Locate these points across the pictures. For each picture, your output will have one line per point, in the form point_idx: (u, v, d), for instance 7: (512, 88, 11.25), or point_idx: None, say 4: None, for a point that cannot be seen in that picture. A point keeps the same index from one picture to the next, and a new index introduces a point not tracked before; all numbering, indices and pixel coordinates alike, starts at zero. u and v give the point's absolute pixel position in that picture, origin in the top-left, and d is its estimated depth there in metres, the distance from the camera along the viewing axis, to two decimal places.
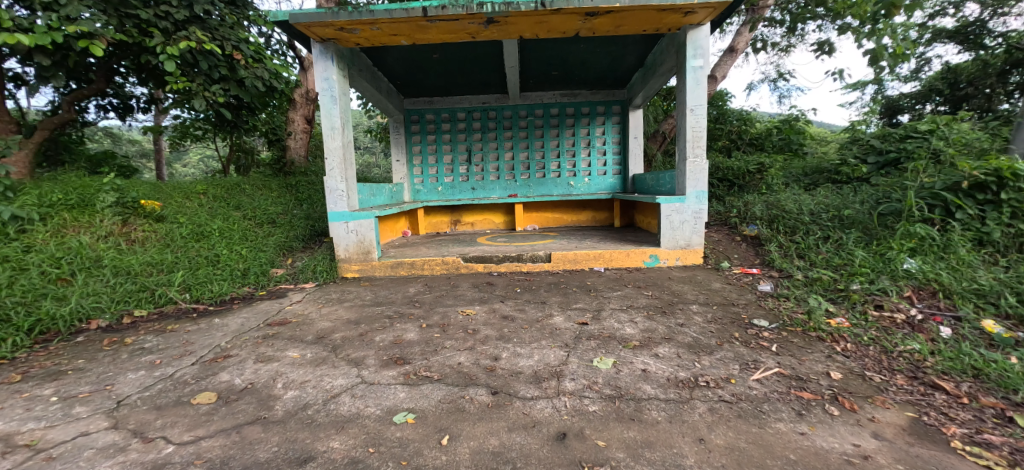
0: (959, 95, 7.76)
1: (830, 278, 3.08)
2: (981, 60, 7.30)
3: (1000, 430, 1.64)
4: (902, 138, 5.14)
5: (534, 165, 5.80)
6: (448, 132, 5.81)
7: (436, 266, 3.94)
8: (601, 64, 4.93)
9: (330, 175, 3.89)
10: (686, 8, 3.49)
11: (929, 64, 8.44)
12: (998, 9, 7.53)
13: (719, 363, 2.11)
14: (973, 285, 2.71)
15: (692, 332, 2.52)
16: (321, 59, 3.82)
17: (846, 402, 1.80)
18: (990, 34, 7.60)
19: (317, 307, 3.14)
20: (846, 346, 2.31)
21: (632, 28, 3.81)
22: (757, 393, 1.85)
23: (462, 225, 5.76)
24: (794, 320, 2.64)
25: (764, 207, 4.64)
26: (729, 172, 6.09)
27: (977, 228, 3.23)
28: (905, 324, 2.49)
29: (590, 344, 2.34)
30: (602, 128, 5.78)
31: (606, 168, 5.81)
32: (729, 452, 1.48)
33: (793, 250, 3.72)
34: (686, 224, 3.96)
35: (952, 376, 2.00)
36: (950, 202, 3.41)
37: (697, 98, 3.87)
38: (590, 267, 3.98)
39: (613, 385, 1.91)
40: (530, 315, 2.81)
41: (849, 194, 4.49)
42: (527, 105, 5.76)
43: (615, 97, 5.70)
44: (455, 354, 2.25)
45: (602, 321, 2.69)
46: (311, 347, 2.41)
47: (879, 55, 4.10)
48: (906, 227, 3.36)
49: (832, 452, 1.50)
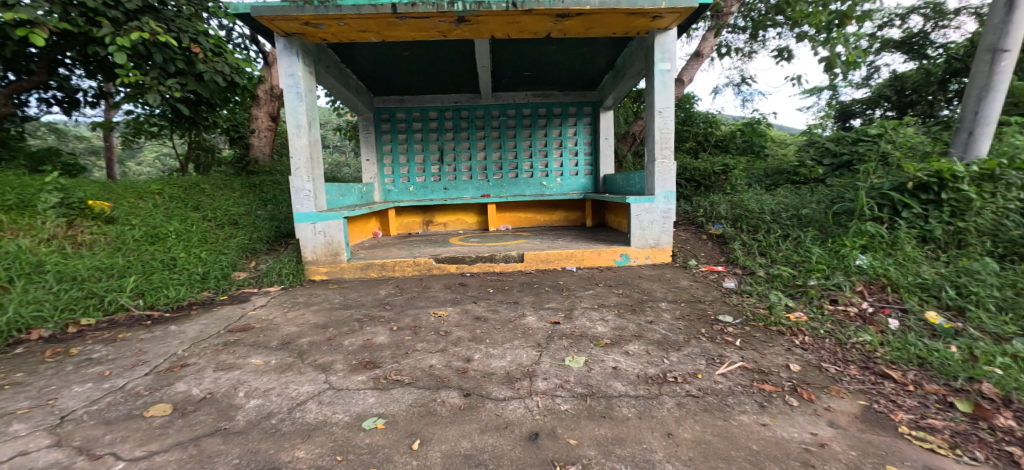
0: (904, 101, 8.16)
1: (790, 274, 3.22)
2: (924, 68, 7.79)
3: (942, 414, 1.77)
4: (854, 141, 5.43)
5: (506, 165, 5.80)
6: (419, 132, 5.74)
7: (409, 267, 3.88)
8: (572, 65, 4.98)
9: (295, 175, 3.76)
10: (654, 13, 3.58)
11: (877, 72, 8.94)
12: (939, 21, 8.04)
13: (687, 359, 2.17)
14: (918, 279, 2.89)
15: (661, 329, 2.57)
16: (285, 55, 3.70)
17: (804, 393, 1.89)
18: (932, 44, 8.11)
19: (282, 311, 3.03)
20: (804, 339, 2.42)
21: (601, 31, 3.87)
22: (722, 387, 1.91)
23: (435, 226, 5.70)
24: (756, 315, 2.75)
25: (729, 207, 4.82)
26: (696, 173, 6.38)
27: (921, 226, 3.43)
28: (857, 316, 2.65)
29: (562, 343, 2.35)
30: (574, 129, 5.84)
31: (578, 168, 5.86)
32: (696, 445, 1.53)
33: (755, 248, 3.87)
34: (655, 223, 4.05)
35: (900, 365, 2.13)
36: (898, 201, 3.63)
37: (665, 101, 3.96)
38: (562, 267, 4.01)
39: (584, 383, 1.93)
40: (503, 315, 2.80)
41: (806, 194, 4.71)
42: (499, 105, 5.74)
43: (586, 98, 5.76)
44: (427, 356, 2.22)
45: (574, 320, 2.71)
46: (276, 353, 2.33)
47: (834, 62, 4.32)
48: (858, 225, 3.54)
49: (791, 441, 1.56)
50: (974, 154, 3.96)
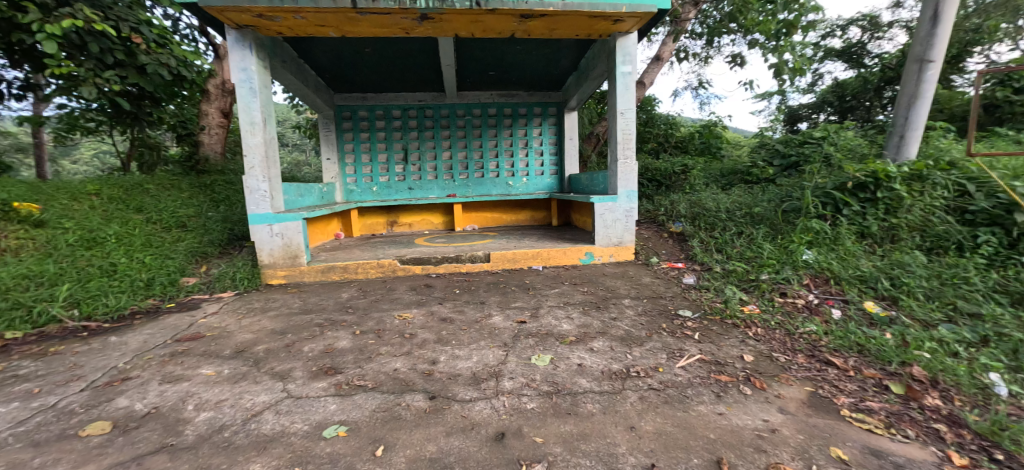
0: (845, 106, 8.80)
1: (744, 269, 3.38)
2: (862, 76, 8.36)
3: (878, 396, 1.91)
4: (801, 143, 5.77)
5: (472, 165, 5.77)
6: (382, 130, 5.61)
7: (372, 269, 3.79)
8: (537, 66, 5.02)
9: (250, 174, 3.59)
10: (615, 16, 3.66)
11: (821, 79, 9.53)
12: (876, 33, 8.65)
13: (649, 354, 2.24)
14: (857, 272, 3.10)
15: (625, 325, 2.64)
16: (237, 48, 3.52)
17: (757, 382, 1.98)
18: (869, 54, 8.72)
19: (236, 318, 2.88)
20: (757, 331, 2.55)
21: (565, 33, 3.92)
22: (682, 379, 1.98)
23: (399, 226, 5.60)
24: (713, 309, 2.88)
25: (688, 206, 5.01)
26: (658, 173, 6.62)
27: (860, 223, 3.69)
28: (804, 307, 2.82)
29: (528, 342, 2.37)
30: (539, 129, 5.88)
31: (544, 168, 5.91)
32: (658, 437, 1.57)
33: (712, 245, 4.04)
34: (618, 222, 4.15)
35: (842, 353, 2.28)
36: (839, 200, 3.90)
37: (626, 102, 4.06)
38: (528, 266, 4.03)
39: (550, 381, 1.95)
40: (469, 316, 2.79)
41: (758, 193, 4.96)
42: (465, 104, 5.70)
43: (551, 98, 5.82)
44: (391, 360, 2.17)
45: (540, 318, 2.73)
46: (229, 363, 2.21)
47: (782, 69, 4.57)
48: (804, 222, 3.77)
49: (745, 428, 1.64)
50: (904, 156, 4.29)
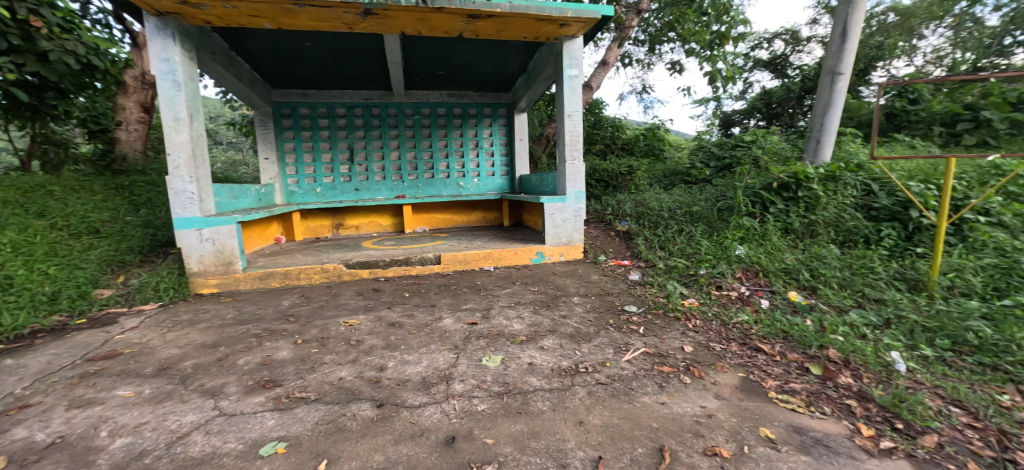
0: (772, 113, 9.53)
1: (684, 265, 3.57)
2: (785, 85, 9.11)
3: (800, 377, 2.09)
4: (733, 146, 6.18)
5: (422, 165, 5.66)
6: (326, 129, 5.37)
7: (315, 274, 3.62)
8: (486, 66, 5.02)
9: (174, 174, 3.31)
10: (561, 20, 3.74)
11: (751, 87, 10.27)
12: (796, 46, 9.46)
13: (597, 349, 2.30)
14: (782, 265, 3.37)
15: (574, 322, 2.70)
16: (158, 37, 3.23)
17: (695, 371, 2.10)
18: (791, 66, 9.52)
19: (160, 332, 2.64)
20: (696, 323, 2.70)
21: (512, 34, 3.95)
22: (627, 373, 2.06)
23: (346, 229, 5.39)
24: (657, 303, 3.02)
25: (633, 205, 5.22)
26: (605, 174, 6.87)
27: (784, 219, 4.02)
28: (738, 299, 3.03)
29: (479, 343, 2.36)
30: (489, 130, 5.88)
31: (495, 169, 5.92)
32: (605, 429, 1.63)
33: (655, 242, 4.23)
34: (567, 222, 4.24)
35: (770, 339, 2.47)
36: (766, 199, 4.23)
37: (573, 105, 4.15)
38: (479, 267, 4.02)
39: (500, 381, 1.96)
40: (419, 320, 2.73)
41: (696, 192, 5.27)
42: (413, 103, 5.58)
43: (501, 99, 5.84)
44: (336, 369, 2.08)
45: (492, 319, 2.74)
46: (151, 382, 2.02)
47: (716, 77, 4.88)
48: (736, 220, 4.04)
49: (685, 416, 1.73)
50: (821, 159, 4.73)
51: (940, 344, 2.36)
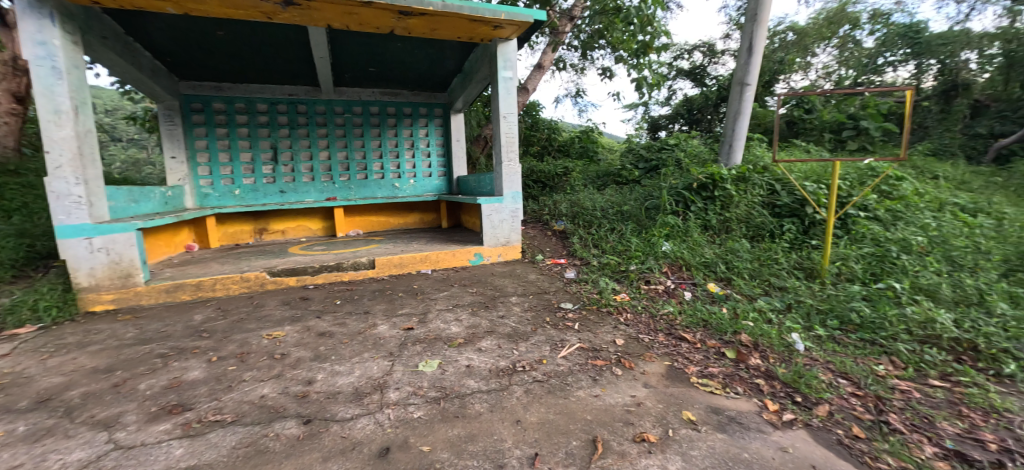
0: (693, 119, 10.27)
1: (616, 261, 3.75)
2: (704, 94, 9.87)
3: (718, 362, 2.28)
4: (660, 149, 6.59)
5: (353, 166, 5.40)
6: (244, 125, 4.95)
7: (234, 284, 3.33)
8: (419, 65, 4.92)
9: (56, 175, 2.88)
10: (495, 22, 3.76)
11: (674, 94, 11.01)
12: (713, 58, 10.28)
13: (534, 348, 2.35)
14: (703, 259, 3.64)
15: (512, 322, 2.73)
16: (31, 16, 2.80)
17: (626, 362, 2.21)
18: (709, 75, 10.33)
19: (39, 359, 2.29)
20: (627, 316, 2.85)
21: (446, 34, 3.90)
22: (563, 368, 2.12)
23: (270, 234, 5.02)
24: (591, 299, 3.14)
25: (569, 205, 5.38)
26: (542, 175, 7.01)
27: (704, 217, 4.36)
28: (664, 292, 3.24)
29: (416, 349, 2.31)
30: (425, 130, 5.74)
31: (431, 169, 5.81)
32: (541, 426, 1.66)
33: (590, 240, 4.40)
34: (504, 222, 4.27)
35: (692, 328, 2.66)
36: (688, 198, 4.55)
37: (509, 106, 4.19)
38: (416, 270, 3.93)
39: (437, 386, 1.92)
40: (352, 328, 2.61)
41: (627, 192, 5.55)
42: (343, 101, 5.32)
43: (437, 99, 5.75)
44: (257, 386, 1.93)
45: (429, 323, 2.69)
46: (26, 418, 1.74)
47: (642, 83, 5.17)
48: (662, 218, 4.31)
49: (617, 406, 1.82)
50: (733, 161, 5.19)
51: (830, 324, 2.69)
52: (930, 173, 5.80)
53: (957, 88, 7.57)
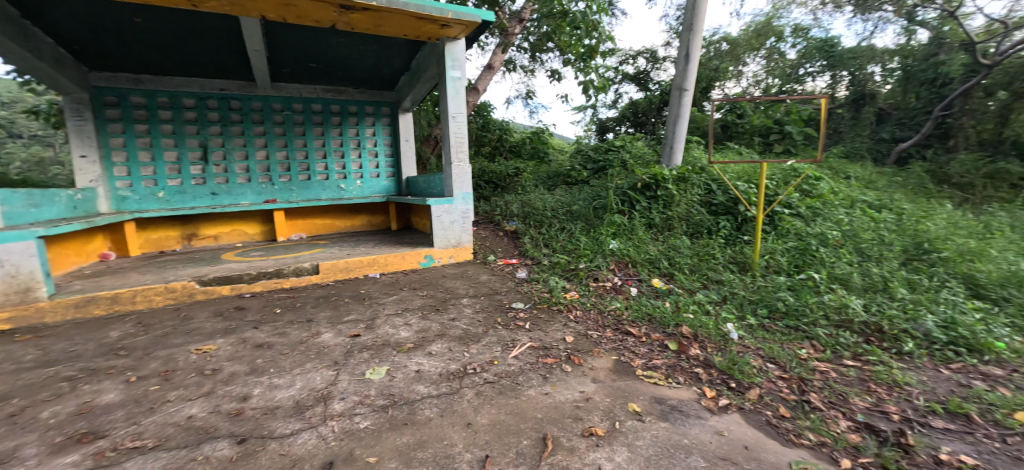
0: (639, 121, 10.70)
1: (566, 260, 3.83)
2: (648, 97, 10.31)
3: (661, 354, 2.39)
4: (607, 150, 6.80)
5: (294, 166, 5.11)
6: (169, 122, 4.54)
7: (158, 296, 3.05)
8: (364, 62, 4.76)
9: None
10: (442, 21, 3.71)
11: (621, 97, 11.41)
12: (655, 63, 10.75)
13: (485, 349, 2.34)
14: (647, 255, 3.80)
15: (463, 324, 2.71)
16: None
17: (575, 359, 2.26)
18: (652, 80, 10.81)
19: None
20: (576, 314, 2.91)
21: (391, 31, 3.81)
22: (514, 368, 2.13)
23: (201, 239, 4.65)
24: (542, 298, 3.18)
25: (519, 206, 5.43)
26: (493, 175, 7.02)
27: (648, 215, 4.55)
28: (612, 289, 3.35)
29: (363, 356, 2.23)
30: (372, 129, 5.53)
31: (379, 170, 5.58)
32: (492, 427, 1.66)
33: (540, 240, 4.46)
34: (455, 223, 4.23)
35: (638, 323, 2.77)
36: (633, 197, 4.74)
37: (457, 106, 4.16)
38: (364, 274, 3.79)
39: (385, 394, 1.87)
40: (293, 337, 2.48)
41: (576, 193, 5.68)
42: (281, 97, 5.02)
43: (384, 98, 5.55)
44: (184, 406, 1.78)
45: (377, 329, 2.60)
46: None
47: (589, 86, 5.31)
48: (609, 217, 4.45)
49: (566, 402, 1.85)
50: (673, 162, 5.46)
51: (760, 313, 2.90)
52: (844, 173, 6.41)
53: (865, 98, 8.49)
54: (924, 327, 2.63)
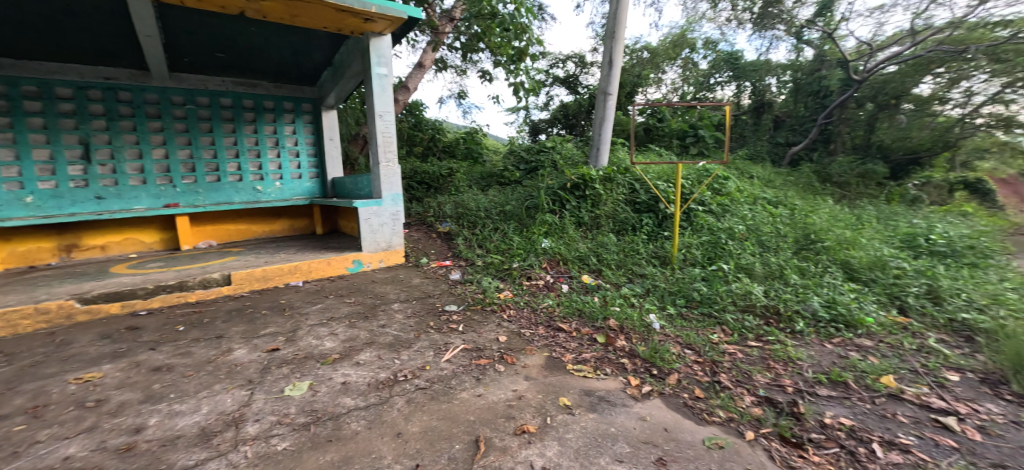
0: (570, 123, 11.06)
1: (500, 260, 3.85)
2: (577, 100, 10.69)
3: (590, 347, 2.48)
4: (538, 151, 6.95)
5: (200, 167, 4.47)
6: (36, 115, 3.76)
7: (25, 319, 2.61)
8: (279, 55, 4.41)
9: None
10: (365, 15, 3.55)
11: (552, 100, 11.71)
12: (584, 68, 11.17)
13: (417, 354, 2.28)
14: (577, 253, 3.94)
15: (394, 330, 2.62)
16: None
17: (508, 358, 2.28)
18: (581, 84, 11.21)
19: None
20: (509, 313, 2.94)
21: (308, 21, 3.57)
22: (446, 372, 2.10)
23: (84, 251, 4.01)
24: (475, 299, 3.17)
25: (453, 207, 5.37)
26: (426, 176, 6.87)
27: (578, 214, 4.71)
28: (544, 287, 3.43)
29: (282, 372, 2.07)
30: (292, 126, 5.00)
31: (302, 170, 5.06)
32: (423, 435, 1.62)
33: (474, 241, 4.44)
34: (385, 226, 4.08)
35: (569, 319, 2.86)
36: (564, 197, 4.88)
37: (384, 104, 4.01)
38: (284, 283, 3.52)
39: (307, 410, 1.75)
40: (199, 356, 2.24)
41: (509, 193, 5.73)
42: (183, 89, 4.37)
43: (304, 94, 5.04)
44: (58, 448, 1.54)
45: (298, 341, 2.43)
46: None
47: (519, 88, 5.38)
48: (541, 217, 4.55)
49: (499, 402, 1.86)
50: (600, 163, 5.70)
51: (679, 303, 3.13)
52: (748, 173, 7.12)
53: (763, 106, 9.51)
54: (812, 308, 2.99)
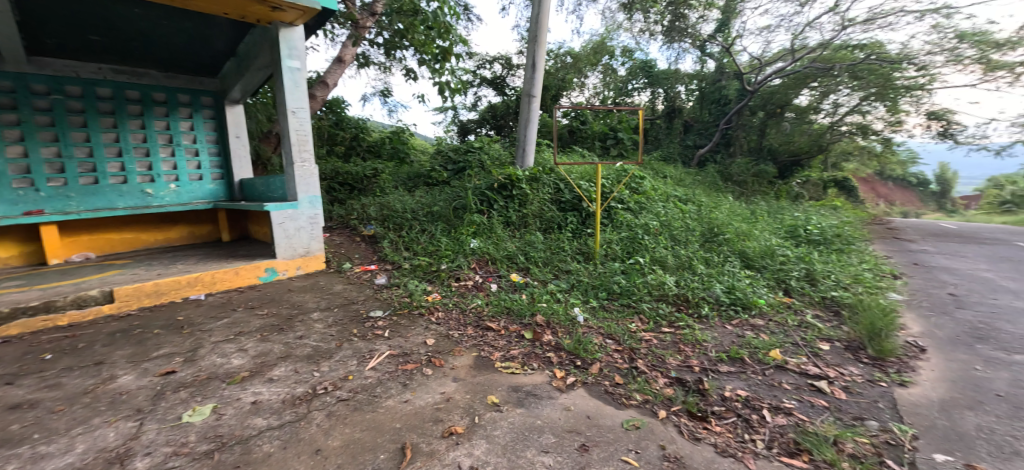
0: (498, 124, 11.15)
1: (427, 262, 3.78)
2: (505, 101, 10.81)
3: (518, 344, 2.53)
4: (466, 151, 6.92)
5: (71, 167, 3.83)
6: None
7: None
8: (169, 43, 3.94)
9: None
10: (271, 3, 3.29)
11: (480, 100, 11.72)
12: (510, 70, 11.31)
13: (339, 364, 2.17)
14: (506, 252, 3.99)
15: (313, 341, 2.47)
16: None
17: (436, 361, 2.26)
18: (508, 85, 11.35)
19: None
20: (438, 315, 2.90)
21: (204, 6, 3.24)
22: (371, 380, 2.03)
23: None
24: (402, 303, 3.08)
25: (377, 209, 5.17)
26: (348, 177, 6.55)
27: (506, 214, 4.78)
28: (473, 287, 3.44)
29: (180, 396, 1.87)
30: (189, 122, 4.47)
31: (202, 171, 4.55)
32: (345, 448, 1.55)
33: (400, 243, 4.31)
34: (301, 230, 3.82)
35: (498, 317, 2.89)
36: (491, 197, 4.91)
37: (297, 100, 3.74)
38: (182, 297, 3.16)
39: (210, 436, 1.60)
40: (73, 387, 1.94)
41: (436, 193, 5.64)
42: (46, 76, 3.72)
43: (203, 86, 4.53)
44: None
45: (199, 361, 2.20)
46: None
47: (444, 87, 5.32)
48: (469, 217, 4.54)
49: (426, 406, 1.83)
50: (526, 163, 5.83)
51: (601, 296, 3.30)
52: (662, 173, 7.69)
53: (674, 111, 10.34)
54: (715, 294, 3.31)
